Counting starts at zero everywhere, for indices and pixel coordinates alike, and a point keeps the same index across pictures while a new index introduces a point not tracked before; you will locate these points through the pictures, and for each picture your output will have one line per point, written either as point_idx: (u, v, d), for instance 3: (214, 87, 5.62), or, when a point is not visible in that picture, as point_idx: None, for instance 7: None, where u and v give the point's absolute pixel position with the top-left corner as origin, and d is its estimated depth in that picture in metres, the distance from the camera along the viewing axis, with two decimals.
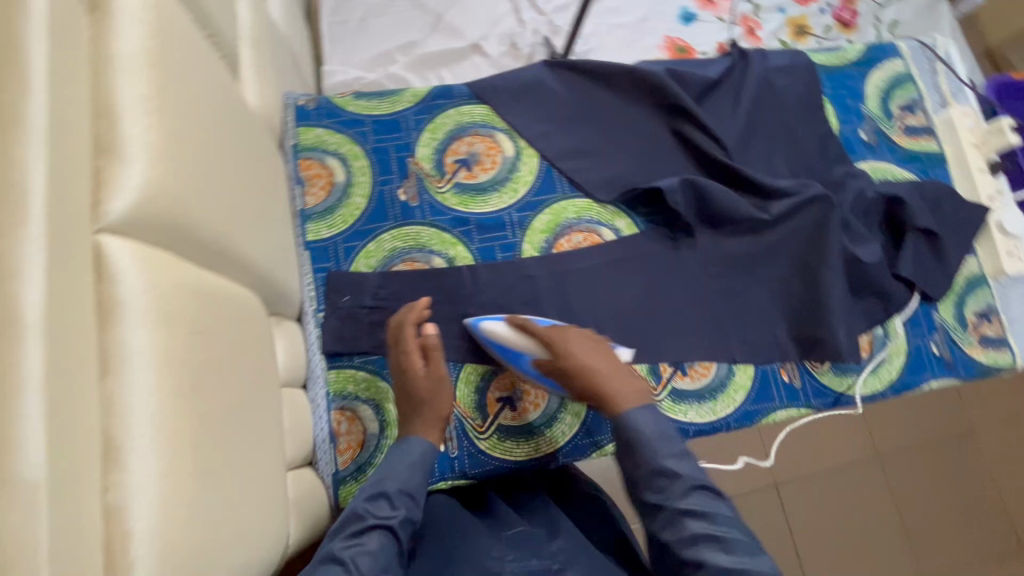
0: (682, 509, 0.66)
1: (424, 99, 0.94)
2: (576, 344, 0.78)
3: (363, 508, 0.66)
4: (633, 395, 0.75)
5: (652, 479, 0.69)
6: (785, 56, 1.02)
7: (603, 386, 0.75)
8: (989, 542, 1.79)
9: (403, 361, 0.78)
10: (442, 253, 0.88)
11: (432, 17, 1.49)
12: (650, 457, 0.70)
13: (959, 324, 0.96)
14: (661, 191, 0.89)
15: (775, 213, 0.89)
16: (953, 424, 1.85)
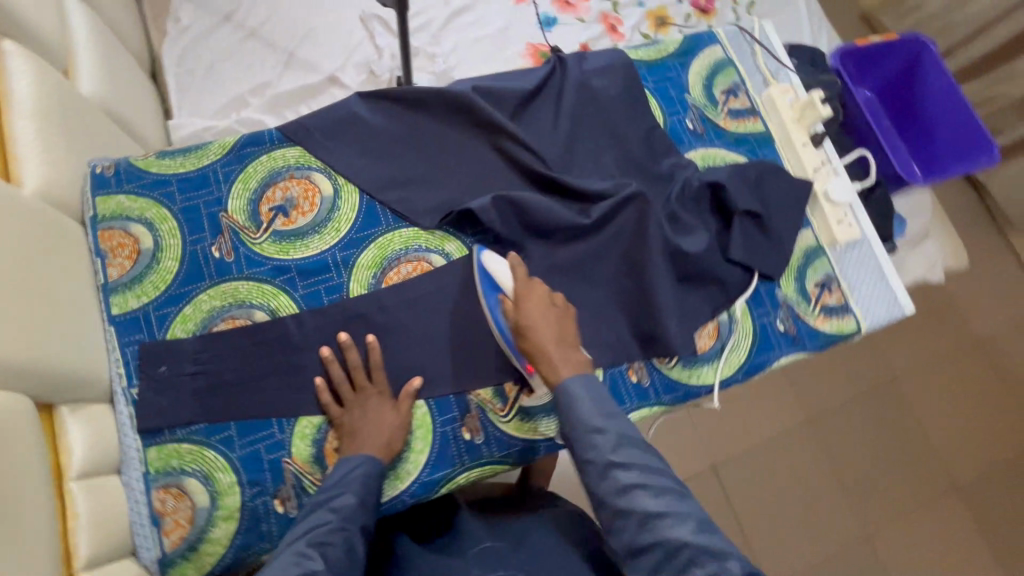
0: (614, 462, 0.68)
1: (232, 149, 0.91)
2: (534, 296, 0.80)
3: (326, 512, 0.69)
4: (561, 356, 0.76)
5: (586, 438, 0.70)
6: (601, 57, 1.03)
7: (540, 343, 0.77)
8: (925, 488, 1.68)
9: (375, 390, 0.82)
10: (264, 305, 0.86)
11: (284, 56, 1.47)
12: (585, 417, 0.71)
13: (801, 297, 0.97)
14: (475, 213, 0.88)
15: (595, 217, 0.89)
16: (879, 372, 1.75)
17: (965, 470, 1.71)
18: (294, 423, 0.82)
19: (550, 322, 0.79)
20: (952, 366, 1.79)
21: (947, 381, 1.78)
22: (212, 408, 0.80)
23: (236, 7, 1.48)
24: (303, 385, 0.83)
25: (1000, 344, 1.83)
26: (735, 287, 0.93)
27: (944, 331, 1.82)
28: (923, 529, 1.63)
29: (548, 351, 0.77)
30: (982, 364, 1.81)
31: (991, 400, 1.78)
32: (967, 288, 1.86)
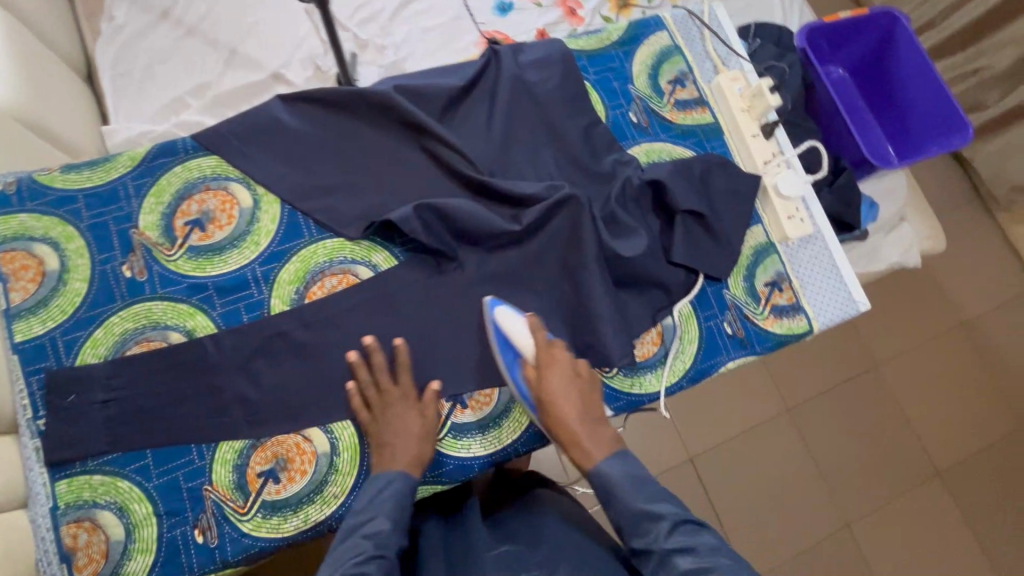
0: (668, 547, 0.65)
1: (143, 161, 0.87)
2: (559, 371, 0.78)
3: (362, 541, 0.67)
4: (590, 435, 0.76)
5: (637, 526, 0.68)
6: (537, 49, 0.97)
7: (567, 423, 0.77)
8: (909, 475, 1.62)
9: (403, 394, 0.79)
10: (179, 326, 0.82)
11: (224, 53, 1.40)
12: (629, 503, 0.70)
13: (751, 298, 0.93)
14: (397, 223, 0.83)
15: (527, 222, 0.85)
16: (858, 360, 1.69)
17: (948, 459, 1.64)
18: (214, 448, 0.79)
19: (576, 401, 0.78)
20: (935, 352, 1.72)
21: (928, 368, 1.70)
22: (124, 437, 0.77)
23: (173, 3, 1.41)
24: (223, 408, 0.79)
25: (984, 326, 1.75)
26: (677, 290, 0.89)
27: (925, 316, 1.74)
28: (904, 521, 1.58)
29: (576, 433, 0.76)
30: (965, 350, 1.73)
31: (974, 386, 1.71)
32: (949, 268, 1.79)
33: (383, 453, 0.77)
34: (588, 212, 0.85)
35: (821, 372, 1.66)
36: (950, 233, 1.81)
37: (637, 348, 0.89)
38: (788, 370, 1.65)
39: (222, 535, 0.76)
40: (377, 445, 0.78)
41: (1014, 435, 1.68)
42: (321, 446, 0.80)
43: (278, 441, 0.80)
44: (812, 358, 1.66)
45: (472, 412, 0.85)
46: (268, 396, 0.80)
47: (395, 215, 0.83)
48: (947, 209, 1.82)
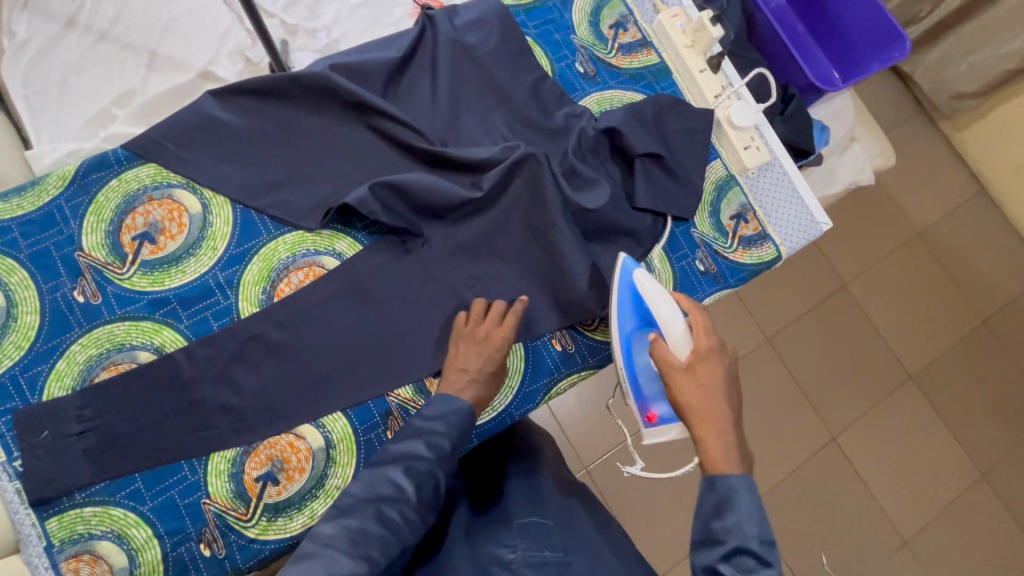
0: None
1: (75, 179, 0.82)
2: (716, 367, 0.73)
3: (424, 448, 0.70)
4: (725, 442, 0.69)
5: (735, 555, 0.64)
6: (473, 9, 0.94)
7: (709, 415, 0.70)
8: (884, 380, 1.70)
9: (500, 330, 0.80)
10: (147, 345, 0.79)
11: (144, 56, 1.31)
12: (744, 533, 0.64)
13: (719, 233, 0.94)
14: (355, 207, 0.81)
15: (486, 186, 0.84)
16: (827, 283, 1.74)
17: (918, 362, 1.73)
18: (206, 461, 0.77)
19: (725, 404, 0.71)
20: (896, 264, 1.79)
21: (891, 281, 1.77)
22: (110, 465, 0.75)
23: (79, 8, 1.31)
24: (207, 422, 0.77)
25: (938, 232, 1.83)
26: (645, 237, 0.90)
27: (884, 231, 1.81)
28: (883, 429, 1.67)
29: (713, 434, 0.69)
30: (922, 259, 1.81)
31: (935, 291, 1.79)
32: (901, 180, 1.85)
33: (461, 387, 0.77)
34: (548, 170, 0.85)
35: (794, 297, 1.71)
36: (899, 148, 1.87)
37: None
38: (762, 301, 1.70)
39: (229, 544, 0.75)
40: (457, 377, 0.78)
41: (974, 331, 1.78)
42: (315, 441, 0.79)
43: (271, 444, 0.78)
44: (784, 285, 1.71)
45: None
46: (251, 401, 0.79)
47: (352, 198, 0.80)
48: (892, 123, 1.87)
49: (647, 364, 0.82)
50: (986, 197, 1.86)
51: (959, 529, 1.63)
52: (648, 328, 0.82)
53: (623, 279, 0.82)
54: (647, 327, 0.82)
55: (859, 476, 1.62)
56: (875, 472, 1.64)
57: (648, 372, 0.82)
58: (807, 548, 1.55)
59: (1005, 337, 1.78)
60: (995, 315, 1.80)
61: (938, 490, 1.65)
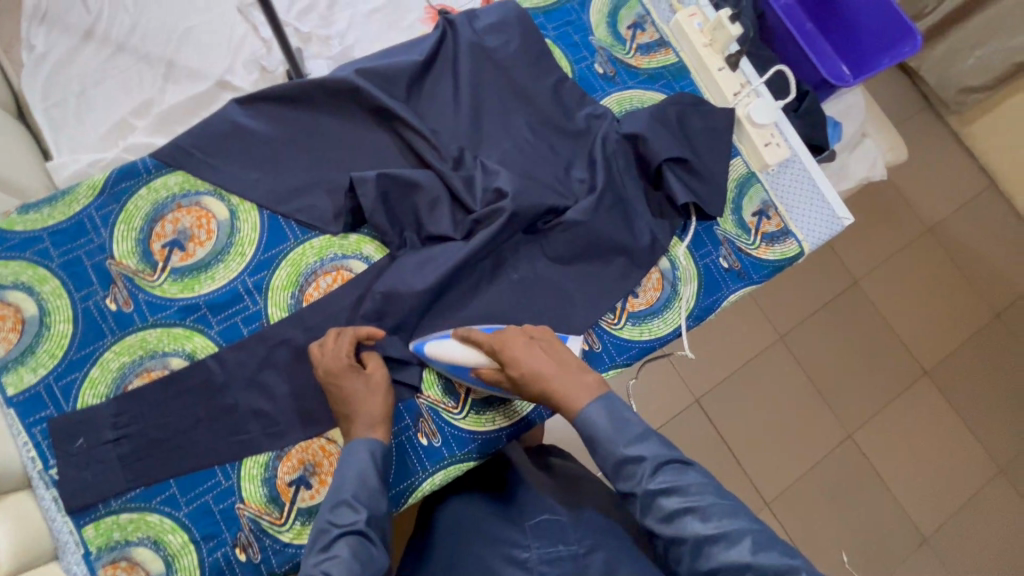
0: (652, 487, 0.65)
1: (104, 188, 0.82)
2: (511, 347, 0.75)
3: (326, 524, 0.64)
4: (573, 388, 0.73)
5: (620, 469, 0.68)
6: (492, 12, 0.95)
7: (547, 388, 0.73)
8: (898, 376, 1.70)
9: (340, 355, 0.75)
10: (178, 351, 0.79)
11: (161, 67, 1.34)
12: (612, 449, 0.69)
13: (742, 230, 0.95)
14: (371, 220, 0.81)
15: (479, 207, 0.83)
16: (839, 280, 1.74)
17: (935, 357, 1.72)
18: (239, 466, 0.77)
19: (545, 359, 0.74)
20: (908, 258, 1.79)
21: (903, 275, 1.77)
22: (145, 472, 0.75)
23: (97, 21, 1.34)
24: (240, 426, 0.78)
25: (949, 225, 1.83)
26: (663, 236, 0.90)
27: (896, 225, 1.81)
28: (899, 425, 1.66)
29: (559, 387, 0.73)
30: (933, 254, 1.80)
31: (944, 285, 1.78)
32: (911, 175, 1.85)
33: (349, 426, 0.74)
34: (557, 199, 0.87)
35: (807, 293, 1.71)
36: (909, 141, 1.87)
37: (639, 297, 0.90)
38: (776, 298, 1.70)
39: (264, 549, 0.75)
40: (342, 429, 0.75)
41: (984, 324, 1.77)
42: None
43: (303, 448, 0.79)
44: (797, 282, 1.71)
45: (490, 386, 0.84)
46: (282, 405, 0.79)
47: (364, 201, 0.80)
48: (901, 117, 1.88)
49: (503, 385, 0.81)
50: (994, 189, 1.86)
51: (976, 523, 1.61)
52: None
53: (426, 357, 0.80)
54: None
55: (875, 471, 1.62)
56: (892, 466, 1.63)
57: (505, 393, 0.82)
58: (828, 546, 1.54)
59: (1017, 331, 1.78)
60: (1005, 308, 1.79)
61: (955, 485, 1.64)
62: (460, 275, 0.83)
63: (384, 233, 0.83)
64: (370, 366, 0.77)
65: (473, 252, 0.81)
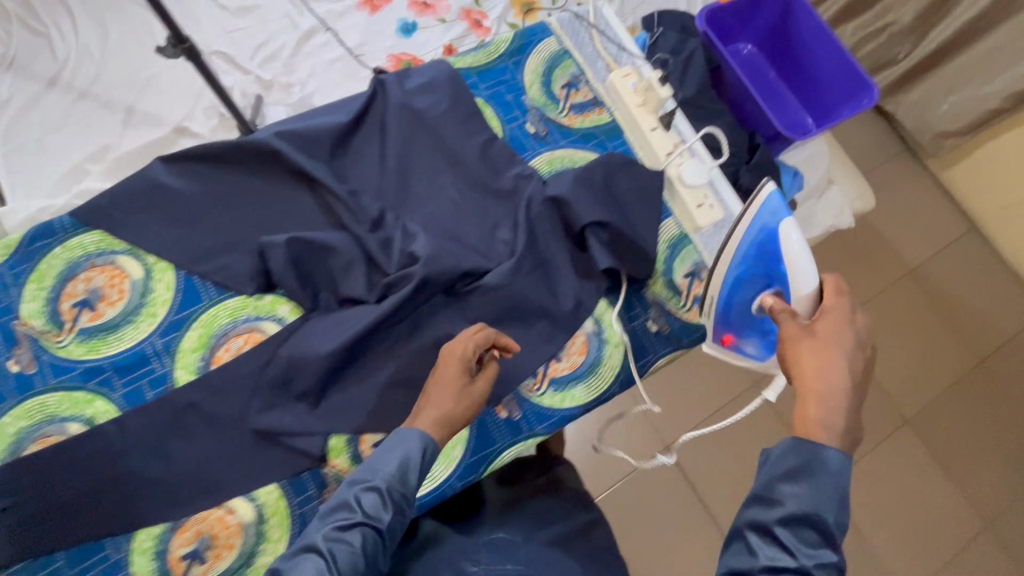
0: (805, 564, 0.58)
1: (19, 247, 0.82)
2: (841, 332, 0.67)
3: (354, 503, 0.66)
4: (829, 407, 0.63)
5: (800, 520, 0.59)
6: (424, 73, 0.95)
7: (823, 381, 0.64)
8: (874, 422, 1.64)
9: (467, 350, 0.76)
10: (78, 416, 0.77)
11: (122, 113, 1.36)
12: (810, 501, 0.60)
13: (672, 293, 0.93)
14: (282, 284, 0.80)
15: (394, 269, 0.82)
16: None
17: (914, 404, 1.67)
18: (131, 538, 0.74)
19: (842, 361, 0.65)
20: (887, 300, 1.75)
21: (880, 318, 1.73)
22: (31, 545, 0.72)
23: (61, 70, 1.37)
24: (135, 496, 0.75)
25: (927, 269, 1.79)
26: (590, 300, 0.88)
27: (870, 268, 1.77)
28: (875, 477, 1.59)
29: (815, 385, 0.64)
30: (913, 297, 1.76)
31: (926, 329, 1.74)
32: (885, 219, 1.83)
33: (416, 413, 0.74)
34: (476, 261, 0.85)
35: None
36: (882, 185, 1.85)
37: (562, 361, 0.88)
38: None
39: None
40: (415, 405, 0.76)
41: (967, 373, 1.72)
42: (246, 516, 0.76)
43: (200, 519, 0.76)
44: None
45: None
46: (181, 474, 0.76)
47: (273, 264, 0.79)
48: (873, 161, 1.87)
49: (748, 303, 0.81)
50: (972, 234, 1.83)
51: None
52: (767, 279, 0.78)
53: (759, 226, 0.76)
54: (767, 278, 0.78)
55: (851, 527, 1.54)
56: (869, 520, 1.56)
57: (749, 312, 0.82)
58: None
59: (1003, 381, 1.72)
60: (990, 356, 1.74)
61: (936, 543, 1.55)
62: (372, 337, 0.82)
63: (295, 293, 0.81)
64: (480, 377, 0.77)
65: (384, 315, 0.79)
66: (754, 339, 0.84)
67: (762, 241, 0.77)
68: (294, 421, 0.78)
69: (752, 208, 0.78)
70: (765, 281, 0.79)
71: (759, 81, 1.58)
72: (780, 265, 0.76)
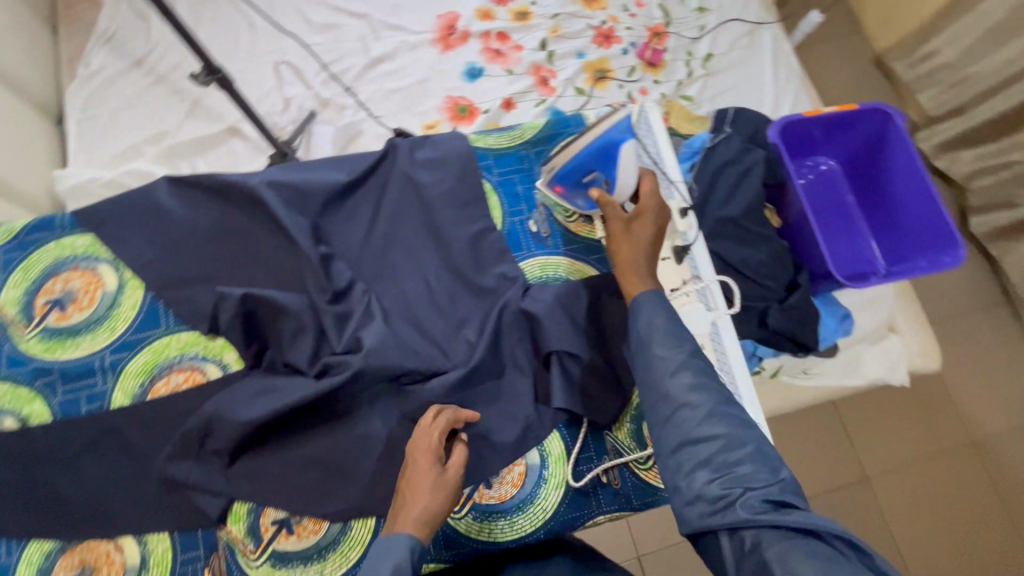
0: (682, 364, 0.68)
1: (19, 235, 0.87)
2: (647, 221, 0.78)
3: None
4: (637, 272, 0.75)
5: (664, 335, 0.70)
6: (438, 146, 0.92)
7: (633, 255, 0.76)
8: None
9: (431, 436, 0.70)
10: (15, 411, 0.80)
11: (187, 103, 1.44)
12: (661, 322, 0.71)
13: (636, 443, 0.83)
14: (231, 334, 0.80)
15: (340, 347, 0.79)
16: (841, 470, 1.48)
17: None
18: (24, 546, 0.75)
19: (647, 236, 0.77)
20: (934, 469, 1.49)
21: (923, 486, 1.47)
22: None
23: (148, 53, 1.46)
24: (40, 505, 0.76)
25: (999, 445, 1.50)
26: (539, 427, 0.81)
27: (927, 426, 1.52)
28: None
29: (628, 257, 0.76)
30: (970, 474, 1.49)
31: (976, 514, 1.46)
32: (961, 378, 1.55)
33: (391, 520, 0.65)
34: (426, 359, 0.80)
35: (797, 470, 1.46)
36: (970, 339, 1.57)
37: (492, 488, 0.80)
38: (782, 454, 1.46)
39: None
40: (392, 506, 0.67)
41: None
42: (131, 558, 0.75)
43: (89, 547, 0.75)
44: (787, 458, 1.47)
45: (298, 539, 0.77)
46: (86, 495, 0.77)
47: (222, 314, 0.80)
48: (966, 310, 1.59)
49: (581, 176, 0.87)
50: None
51: None
52: (600, 166, 0.84)
53: (606, 137, 0.81)
54: (600, 166, 0.84)
55: None
56: None
57: (582, 183, 0.87)
58: None
59: None
60: None
61: None
62: (302, 411, 0.79)
63: (241, 348, 0.81)
64: (453, 461, 0.69)
65: (316, 395, 0.76)
66: (578, 199, 0.89)
67: (606, 150, 0.82)
68: (201, 476, 0.77)
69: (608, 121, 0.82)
70: (595, 171, 0.85)
71: (831, 205, 1.40)
72: (613, 166, 0.82)
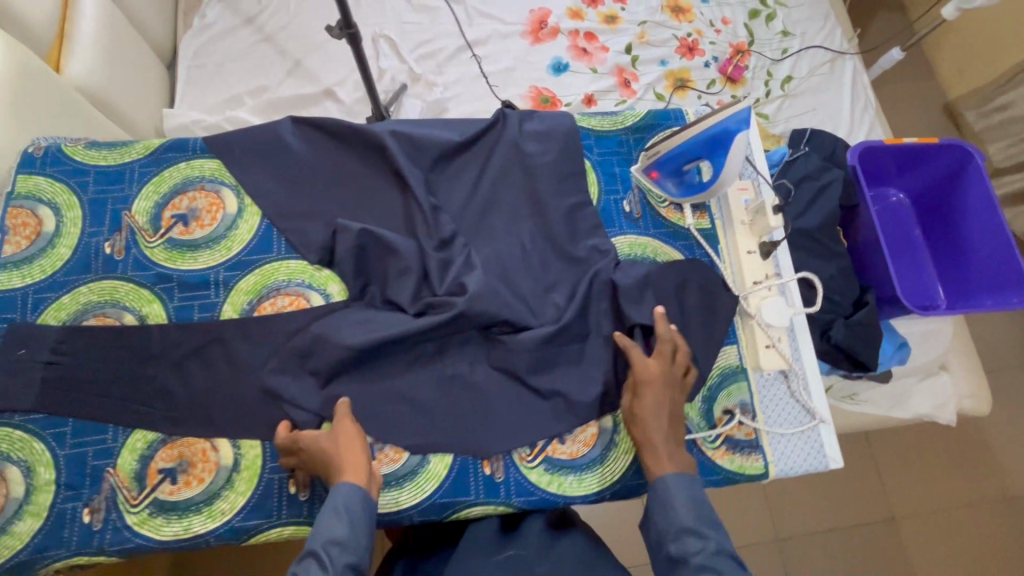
0: None
1: (154, 152, 0.94)
2: (655, 392, 0.76)
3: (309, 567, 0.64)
4: (661, 448, 0.74)
5: None
6: (545, 120, 0.97)
7: (650, 434, 0.74)
8: None
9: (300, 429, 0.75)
10: (135, 310, 0.86)
11: (289, 63, 1.52)
12: None
13: (705, 421, 0.86)
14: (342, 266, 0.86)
15: (440, 291, 0.84)
16: (870, 505, 1.46)
17: None
18: (129, 433, 0.81)
19: (662, 408, 0.75)
20: (965, 519, 1.47)
21: (954, 534, 1.45)
22: (52, 402, 0.81)
23: (259, 13, 1.55)
24: (147, 398, 0.82)
25: None
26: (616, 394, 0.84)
27: (964, 474, 1.50)
28: None
29: (650, 438, 0.75)
30: (1001, 527, 1.46)
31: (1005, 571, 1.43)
32: (1005, 428, 1.54)
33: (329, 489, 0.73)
34: (517, 314, 0.84)
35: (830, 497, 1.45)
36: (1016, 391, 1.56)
37: (565, 444, 0.84)
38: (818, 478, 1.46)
39: (106, 522, 0.77)
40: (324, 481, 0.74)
41: None
42: (224, 459, 0.80)
43: (187, 443, 0.81)
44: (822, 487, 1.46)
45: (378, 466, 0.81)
46: (189, 396, 0.82)
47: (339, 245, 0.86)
48: (1016, 360, 1.58)
49: (681, 161, 0.91)
50: None
51: None
52: (705, 152, 0.88)
53: (719, 126, 0.84)
54: (704, 153, 0.88)
55: None
56: None
57: (679, 166, 0.92)
58: None
59: None
60: None
61: None
62: (397, 346, 0.84)
63: (348, 280, 0.87)
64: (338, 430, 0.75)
65: (415, 331, 0.82)
66: (670, 183, 0.94)
67: (717, 138, 0.85)
68: (296, 392, 0.82)
69: (724, 112, 0.83)
70: (699, 157, 0.89)
71: (899, 237, 1.41)
72: (719, 155, 0.86)
